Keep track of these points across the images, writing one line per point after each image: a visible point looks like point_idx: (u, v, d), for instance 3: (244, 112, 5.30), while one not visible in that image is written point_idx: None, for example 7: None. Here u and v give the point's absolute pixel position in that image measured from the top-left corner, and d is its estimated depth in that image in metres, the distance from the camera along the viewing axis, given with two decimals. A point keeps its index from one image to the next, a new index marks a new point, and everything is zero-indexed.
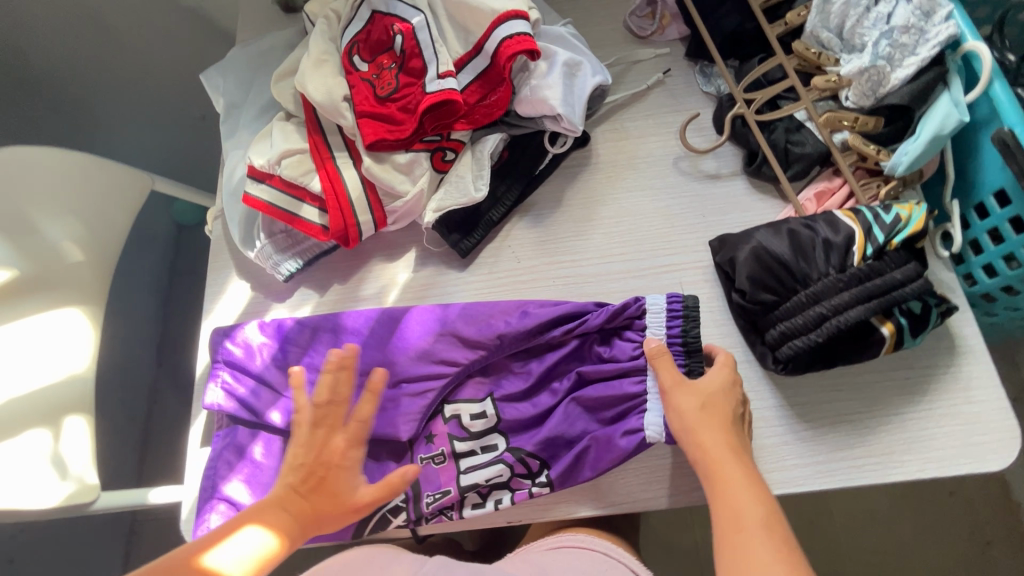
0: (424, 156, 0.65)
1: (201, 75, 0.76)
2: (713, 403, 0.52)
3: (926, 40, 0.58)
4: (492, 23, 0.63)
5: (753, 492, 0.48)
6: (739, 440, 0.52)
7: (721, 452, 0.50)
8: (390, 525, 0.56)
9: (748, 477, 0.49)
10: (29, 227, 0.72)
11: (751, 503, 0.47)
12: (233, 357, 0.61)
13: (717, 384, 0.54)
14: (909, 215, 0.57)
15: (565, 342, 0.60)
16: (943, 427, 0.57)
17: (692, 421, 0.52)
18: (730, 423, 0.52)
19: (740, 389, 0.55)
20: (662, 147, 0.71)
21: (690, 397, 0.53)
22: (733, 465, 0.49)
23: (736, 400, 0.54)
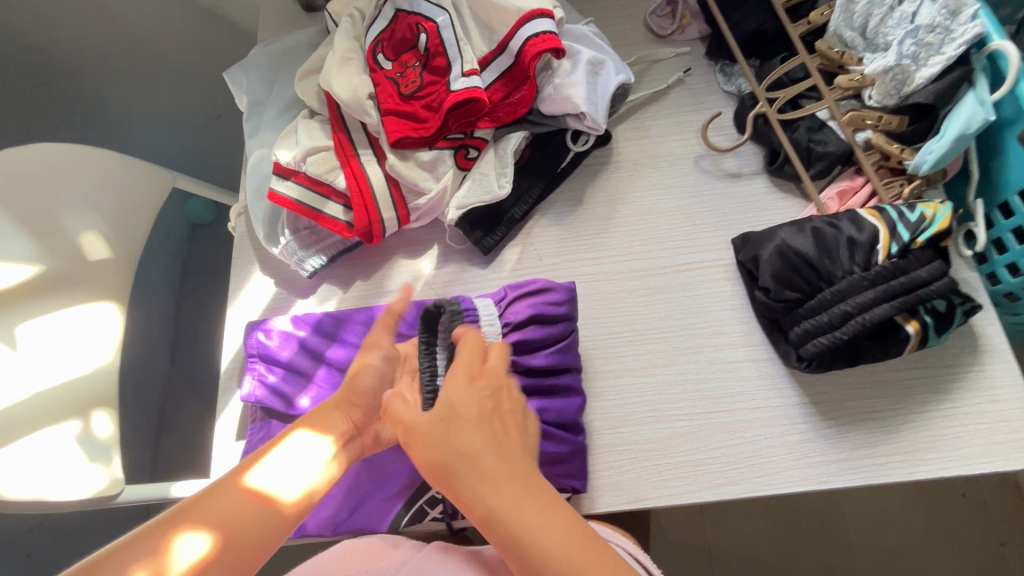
0: (448, 153, 0.65)
1: (224, 73, 0.77)
2: (456, 430, 0.43)
3: (952, 39, 0.58)
4: (518, 21, 0.63)
5: (547, 513, 0.40)
6: (511, 450, 0.43)
7: (492, 484, 0.41)
8: (427, 517, 0.57)
9: (539, 496, 0.41)
10: (53, 222, 0.73)
11: (551, 533, 0.39)
12: (265, 349, 0.62)
13: (457, 396, 0.45)
14: (934, 214, 0.57)
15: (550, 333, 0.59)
16: (966, 425, 0.57)
17: (454, 467, 0.42)
18: (490, 434, 0.44)
19: (485, 380, 0.47)
20: (683, 146, 0.71)
21: (441, 437, 0.43)
22: (509, 493, 0.41)
23: (485, 401, 0.45)
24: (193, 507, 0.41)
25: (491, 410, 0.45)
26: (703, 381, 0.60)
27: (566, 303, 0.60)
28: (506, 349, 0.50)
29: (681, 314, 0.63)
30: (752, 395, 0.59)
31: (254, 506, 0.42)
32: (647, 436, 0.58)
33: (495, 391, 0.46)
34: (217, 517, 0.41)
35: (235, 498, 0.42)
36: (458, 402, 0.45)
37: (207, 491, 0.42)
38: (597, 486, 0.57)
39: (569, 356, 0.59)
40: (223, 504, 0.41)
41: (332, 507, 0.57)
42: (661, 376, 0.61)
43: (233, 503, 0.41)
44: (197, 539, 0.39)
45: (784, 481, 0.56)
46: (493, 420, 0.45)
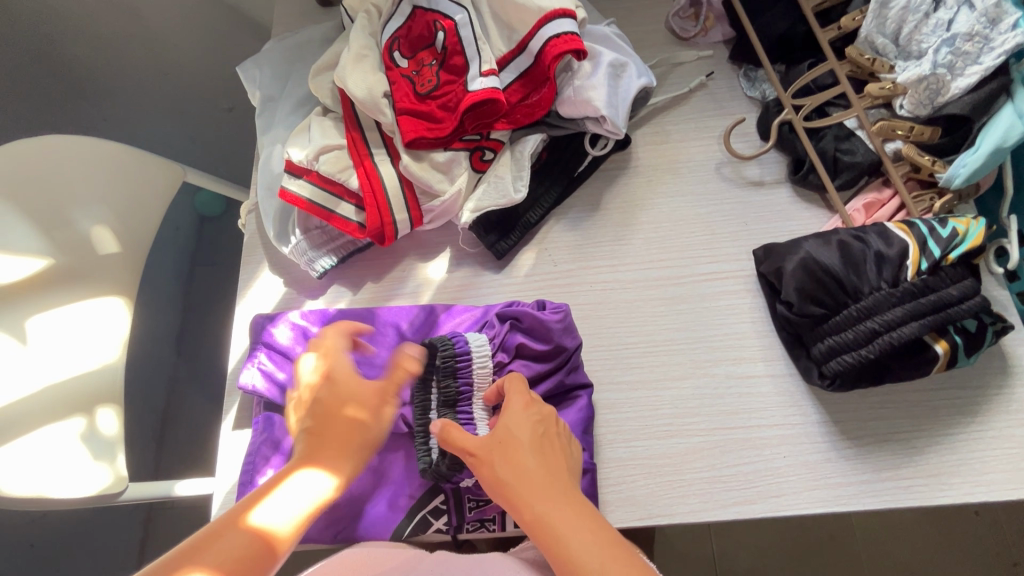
0: (464, 155, 0.64)
1: (238, 67, 0.75)
2: (513, 452, 0.46)
3: (990, 48, 0.56)
4: (538, 21, 0.61)
5: (592, 524, 0.43)
6: (557, 469, 0.46)
7: (546, 501, 0.44)
8: (430, 528, 0.56)
9: (584, 511, 0.43)
10: (62, 216, 0.72)
11: (593, 546, 0.41)
12: (272, 348, 0.61)
13: (512, 419, 0.48)
14: (965, 230, 0.55)
15: (554, 352, 0.57)
16: (994, 450, 0.55)
17: (509, 482, 0.45)
18: (546, 453, 0.47)
19: (540, 408, 0.50)
20: (704, 152, 0.69)
21: (502, 458, 0.46)
22: (561, 506, 0.43)
23: (540, 428, 0.48)
24: (197, 552, 0.40)
25: (544, 437, 0.48)
26: (721, 396, 0.58)
27: (560, 330, 0.57)
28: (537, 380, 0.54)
29: (698, 326, 0.61)
30: (771, 411, 0.58)
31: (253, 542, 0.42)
32: (661, 451, 0.57)
33: (548, 420, 0.50)
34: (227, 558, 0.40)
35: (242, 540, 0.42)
36: (511, 425, 0.48)
37: (205, 535, 0.41)
38: (607, 502, 0.55)
39: (576, 375, 0.57)
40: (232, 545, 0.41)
41: (332, 513, 0.55)
42: (676, 389, 0.59)
43: (243, 544, 0.41)
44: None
45: (803, 502, 0.54)
46: (544, 443, 0.47)
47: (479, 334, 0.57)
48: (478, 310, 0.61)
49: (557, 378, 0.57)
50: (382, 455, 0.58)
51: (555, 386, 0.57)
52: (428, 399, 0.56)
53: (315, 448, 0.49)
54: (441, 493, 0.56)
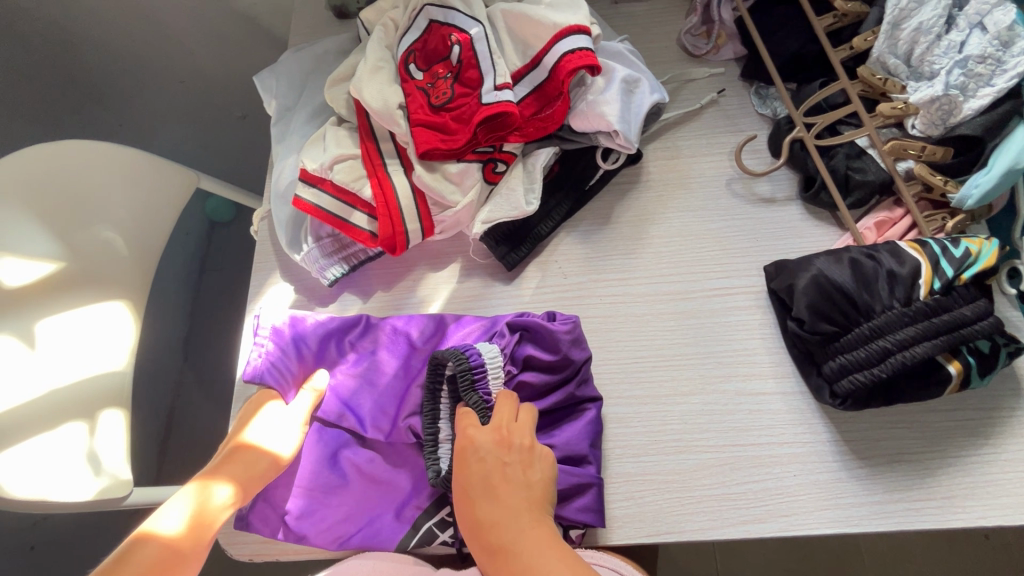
0: (477, 166, 0.64)
1: (254, 77, 0.77)
2: (473, 507, 0.47)
3: (1003, 70, 0.56)
4: (553, 37, 0.63)
5: (561, 560, 0.42)
6: (517, 502, 0.47)
7: (509, 551, 0.44)
8: (436, 540, 0.55)
9: (551, 546, 0.43)
10: (77, 221, 0.73)
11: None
12: (284, 337, 0.60)
13: (468, 460, 0.49)
14: (978, 251, 0.54)
15: (565, 363, 0.57)
16: (1008, 473, 0.54)
17: (474, 530, 0.47)
18: (506, 496, 0.47)
19: (496, 437, 0.50)
20: (715, 168, 0.69)
21: (467, 512, 0.48)
22: (526, 551, 0.43)
23: (497, 460, 0.49)
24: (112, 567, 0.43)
25: (501, 468, 0.49)
26: (731, 412, 0.58)
27: (568, 341, 0.56)
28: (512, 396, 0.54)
29: (709, 341, 0.61)
30: (782, 429, 0.57)
31: (153, 545, 0.44)
32: (670, 466, 0.56)
33: (505, 445, 0.50)
34: (149, 565, 0.43)
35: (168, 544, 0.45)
36: (468, 466, 0.49)
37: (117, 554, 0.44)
38: (614, 518, 0.55)
39: (585, 388, 0.57)
40: (153, 551, 0.44)
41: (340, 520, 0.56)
42: (686, 405, 0.59)
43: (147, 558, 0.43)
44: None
45: (813, 522, 0.54)
46: (502, 476, 0.48)
47: (490, 344, 0.56)
48: (490, 321, 0.60)
49: (565, 391, 0.57)
50: (391, 466, 0.58)
51: (562, 398, 0.57)
52: (437, 410, 0.56)
53: (232, 463, 0.52)
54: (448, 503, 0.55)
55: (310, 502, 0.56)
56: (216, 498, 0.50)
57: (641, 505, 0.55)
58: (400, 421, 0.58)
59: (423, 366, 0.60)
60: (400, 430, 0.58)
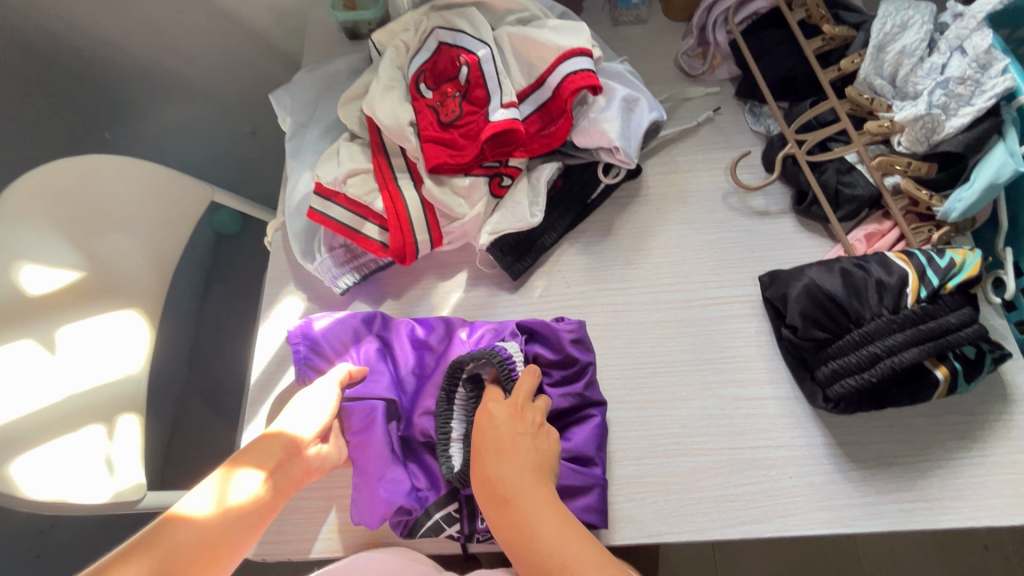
0: (484, 180, 0.67)
1: (269, 95, 0.80)
2: (483, 464, 0.51)
3: (982, 91, 0.60)
4: (557, 58, 0.66)
5: (557, 519, 0.47)
6: (530, 466, 0.50)
7: (512, 504, 0.48)
8: (443, 532, 0.56)
9: (549, 506, 0.47)
10: (97, 232, 0.76)
11: (555, 537, 0.45)
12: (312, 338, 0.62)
13: (487, 425, 0.53)
14: (963, 261, 0.57)
15: (573, 363, 0.60)
16: (997, 475, 0.56)
17: (486, 487, 0.50)
18: (518, 457, 0.50)
19: (517, 408, 0.54)
20: (712, 182, 0.72)
21: (477, 468, 0.51)
22: (527, 507, 0.47)
23: (515, 428, 0.52)
24: (139, 547, 0.41)
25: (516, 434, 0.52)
26: (729, 417, 0.60)
27: (571, 341, 0.60)
28: (534, 374, 0.57)
29: (706, 348, 0.64)
30: (778, 433, 0.59)
31: (182, 527, 0.43)
32: (670, 469, 0.58)
33: (522, 415, 0.53)
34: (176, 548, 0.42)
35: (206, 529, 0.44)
36: (487, 431, 0.52)
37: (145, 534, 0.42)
38: (617, 518, 0.57)
39: (593, 391, 0.59)
40: (182, 535, 0.43)
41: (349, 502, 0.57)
42: (685, 409, 0.61)
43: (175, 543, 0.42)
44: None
45: (808, 522, 0.56)
46: (517, 442, 0.51)
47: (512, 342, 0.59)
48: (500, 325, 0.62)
49: (573, 392, 0.59)
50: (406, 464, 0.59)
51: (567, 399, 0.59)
52: (451, 411, 0.57)
53: (262, 446, 0.51)
54: (454, 501, 0.56)
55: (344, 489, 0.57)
56: (246, 482, 0.48)
57: (641, 504, 0.57)
58: (416, 417, 0.60)
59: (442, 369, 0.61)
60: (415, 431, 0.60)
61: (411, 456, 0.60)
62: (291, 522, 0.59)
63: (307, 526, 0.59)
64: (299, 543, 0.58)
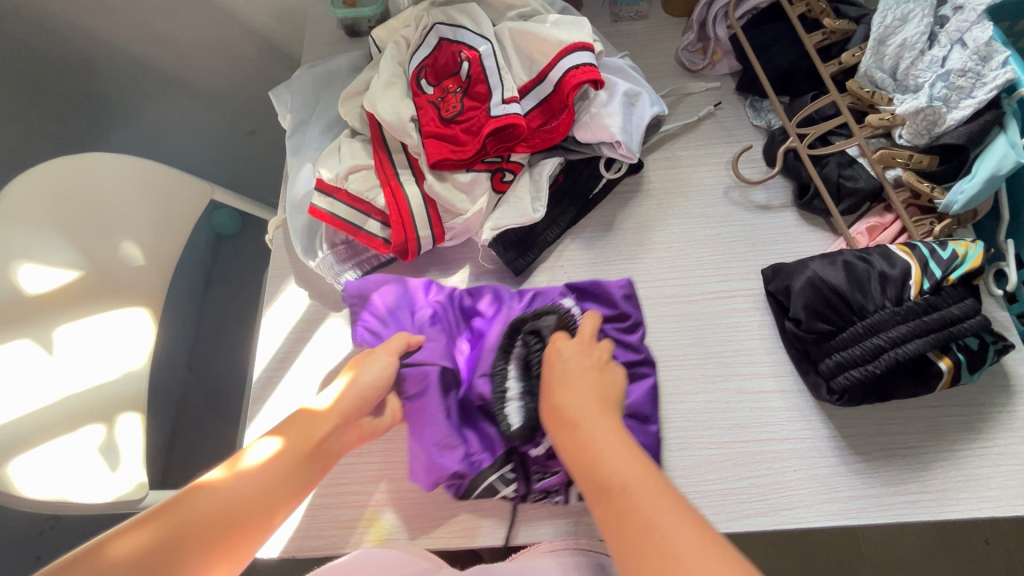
0: (485, 175, 0.67)
1: (269, 91, 0.80)
2: (552, 393, 0.50)
3: (983, 83, 0.60)
4: (558, 53, 0.66)
5: (623, 451, 0.44)
6: (598, 399, 0.50)
7: (579, 429, 0.47)
8: (498, 494, 0.56)
9: (617, 439, 0.45)
10: (96, 231, 0.76)
11: (622, 461, 0.43)
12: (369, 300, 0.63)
13: (555, 361, 0.53)
14: (965, 253, 0.57)
15: (626, 316, 0.63)
16: (999, 466, 0.56)
17: (553, 413, 0.49)
18: (587, 390, 0.50)
19: (585, 347, 0.55)
20: (713, 177, 0.72)
21: (545, 398, 0.51)
22: (595, 435, 0.46)
23: (581, 364, 0.53)
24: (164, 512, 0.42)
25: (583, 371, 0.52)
26: (732, 410, 0.60)
27: (623, 297, 0.63)
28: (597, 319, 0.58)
29: (709, 342, 0.64)
30: (782, 426, 0.59)
31: (206, 495, 0.44)
32: (675, 462, 0.58)
33: (591, 355, 0.54)
34: (192, 517, 0.42)
35: (222, 499, 0.44)
36: (556, 366, 0.53)
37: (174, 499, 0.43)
38: None
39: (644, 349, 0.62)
40: (202, 502, 0.43)
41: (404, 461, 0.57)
42: (689, 403, 0.61)
43: (196, 511, 0.42)
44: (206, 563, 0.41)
45: (813, 515, 0.56)
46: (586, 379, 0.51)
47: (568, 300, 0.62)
48: (550, 291, 0.63)
49: (628, 346, 0.62)
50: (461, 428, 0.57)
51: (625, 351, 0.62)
52: (507, 369, 0.57)
53: (294, 423, 0.51)
54: (509, 461, 0.56)
55: None
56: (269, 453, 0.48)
57: None
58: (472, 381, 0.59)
59: (496, 333, 0.60)
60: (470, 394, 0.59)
61: (466, 420, 0.59)
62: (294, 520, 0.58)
63: (309, 523, 0.58)
64: (302, 541, 0.57)
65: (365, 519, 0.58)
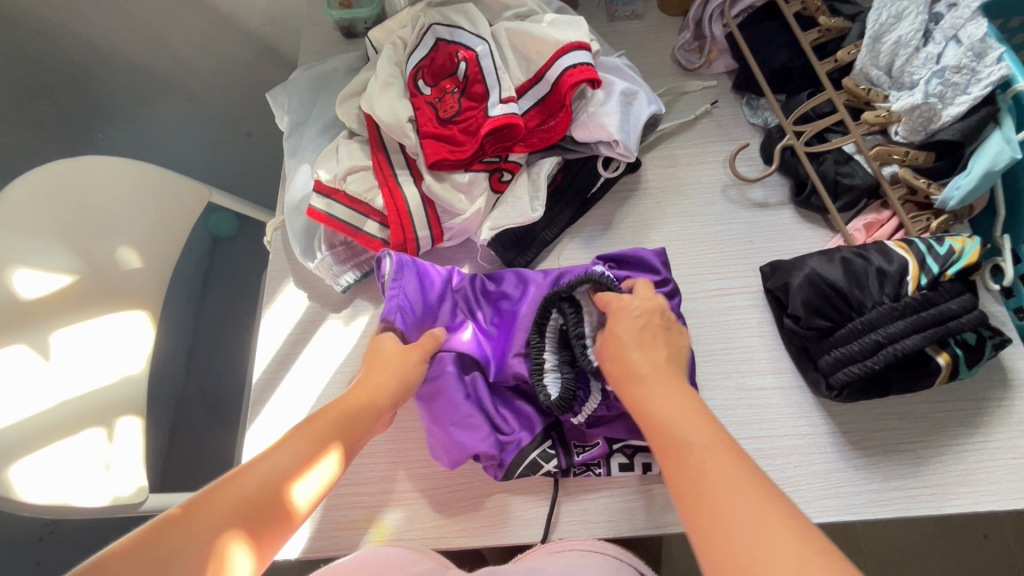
0: (484, 175, 0.67)
1: (266, 93, 0.79)
2: (624, 350, 0.49)
3: (977, 79, 0.60)
4: (556, 52, 0.66)
5: (689, 408, 0.43)
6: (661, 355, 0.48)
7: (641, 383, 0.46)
8: (541, 470, 0.57)
9: (691, 407, 0.43)
10: (93, 234, 0.76)
11: (684, 415, 0.42)
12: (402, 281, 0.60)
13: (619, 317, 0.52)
14: (962, 248, 0.57)
15: (666, 281, 0.61)
16: (998, 461, 0.57)
17: (617, 368, 0.49)
18: (650, 347, 0.49)
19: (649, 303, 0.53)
20: (711, 175, 0.73)
21: (610, 354, 0.50)
22: (655, 390, 0.45)
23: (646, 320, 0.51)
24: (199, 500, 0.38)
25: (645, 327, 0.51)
26: (733, 407, 0.60)
27: (660, 266, 0.63)
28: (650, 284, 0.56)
29: (708, 340, 0.64)
30: (782, 422, 0.59)
31: (239, 484, 0.40)
32: None
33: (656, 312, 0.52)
34: (227, 508, 0.39)
35: (257, 486, 0.41)
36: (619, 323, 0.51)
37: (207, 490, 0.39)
38: (624, 510, 0.57)
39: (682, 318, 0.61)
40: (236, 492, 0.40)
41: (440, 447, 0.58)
42: None
43: (231, 501, 0.39)
44: (239, 551, 0.38)
45: (814, 511, 0.56)
46: (649, 335, 0.50)
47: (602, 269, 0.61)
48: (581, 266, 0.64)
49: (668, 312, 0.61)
50: (496, 406, 0.59)
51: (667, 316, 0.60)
52: (543, 344, 0.59)
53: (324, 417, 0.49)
54: (548, 438, 0.58)
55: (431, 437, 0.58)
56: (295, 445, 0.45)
57: (647, 494, 0.57)
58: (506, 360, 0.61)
59: (525, 312, 0.62)
60: (505, 373, 0.60)
61: (500, 400, 0.61)
62: None
63: (312, 524, 0.58)
64: (304, 542, 0.57)
65: (366, 520, 0.58)
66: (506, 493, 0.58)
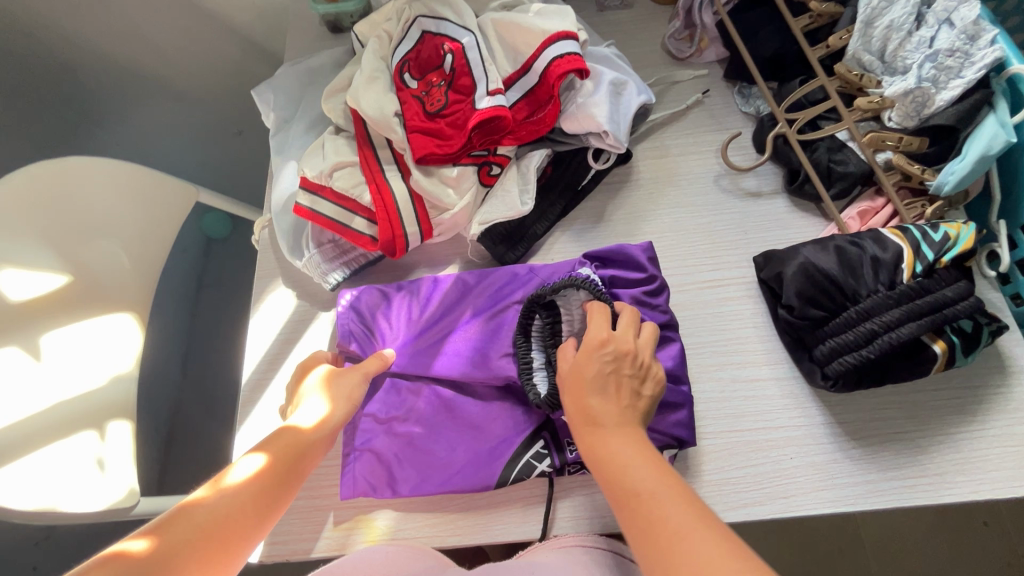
0: (472, 169, 0.66)
1: (251, 91, 0.78)
2: (586, 392, 0.48)
3: (971, 62, 0.60)
4: (543, 42, 0.65)
5: (649, 462, 0.42)
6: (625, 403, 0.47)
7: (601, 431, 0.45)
8: (535, 471, 0.56)
9: (647, 461, 0.42)
10: (78, 236, 0.74)
11: (641, 469, 0.41)
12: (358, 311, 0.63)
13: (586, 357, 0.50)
14: (957, 235, 0.57)
15: (651, 278, 0.61)
16: (996, 449, 0.56)
17: (576, 411, 0.48)
18: (616, 394, 0.47)
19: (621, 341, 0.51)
20: (703, 165, 0.72)
21: (571, 396, 0.49)
22: (615, 440, 0.44)
23: (614, 362, 0.49)
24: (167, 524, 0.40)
25: (612, 369, 0.49)
26: (727, 400, 0.60)
27: (648, 261, 0.62)
28: (636, 316, 0.54)
29: (702, 332, 0.63)
30: (777, 414, 0.59)
31: (198, 510, 0.42)
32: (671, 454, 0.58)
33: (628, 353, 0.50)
34: (188, 535, 0.40)
35: (217, 512, 0.42)
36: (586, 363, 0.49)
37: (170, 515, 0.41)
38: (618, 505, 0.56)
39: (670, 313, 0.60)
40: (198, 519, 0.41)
41: (431, 467, 0.57)
42: None
43: (193, 527, 0.40)
44: None
45: (810, 503, 0.55)
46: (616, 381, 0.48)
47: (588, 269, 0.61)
48: (567, 264, 0.63)
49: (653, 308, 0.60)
50: (482, 407, 0.60)
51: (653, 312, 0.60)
52: (529, 345, 0.59)
53: (279, 437, 0.50)
54: (541, 438, 0.57)
55: (413, 449, 0.58)
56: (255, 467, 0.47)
57: None
58: (493, 362, 0.59)
59: (509, 312, 0.62)
60: (493, 375, 0.59)
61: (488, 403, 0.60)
62: (287, 521, 0.58)
63: (303, 525, 0.58)
64: (297, 543, 0.57)
65: (358, 520, 0.58)
66: (499, 491, 0.58)
